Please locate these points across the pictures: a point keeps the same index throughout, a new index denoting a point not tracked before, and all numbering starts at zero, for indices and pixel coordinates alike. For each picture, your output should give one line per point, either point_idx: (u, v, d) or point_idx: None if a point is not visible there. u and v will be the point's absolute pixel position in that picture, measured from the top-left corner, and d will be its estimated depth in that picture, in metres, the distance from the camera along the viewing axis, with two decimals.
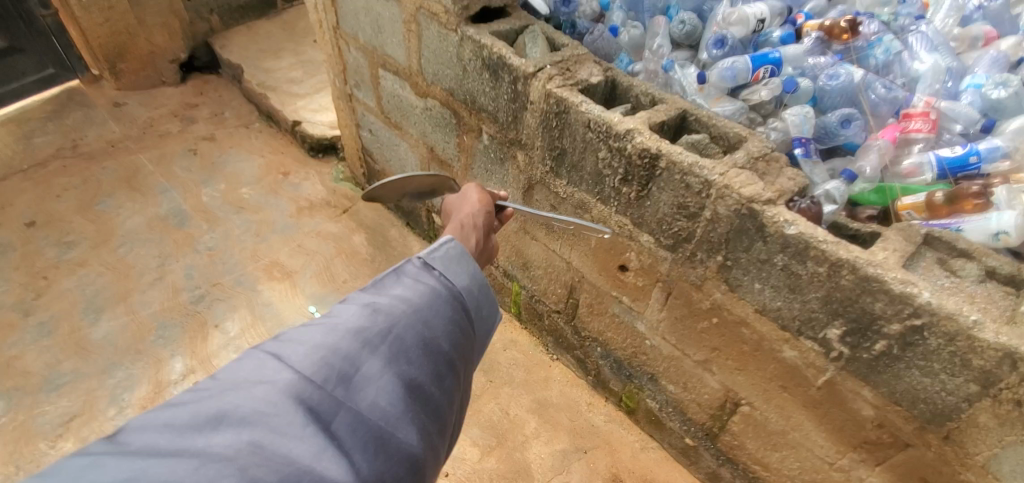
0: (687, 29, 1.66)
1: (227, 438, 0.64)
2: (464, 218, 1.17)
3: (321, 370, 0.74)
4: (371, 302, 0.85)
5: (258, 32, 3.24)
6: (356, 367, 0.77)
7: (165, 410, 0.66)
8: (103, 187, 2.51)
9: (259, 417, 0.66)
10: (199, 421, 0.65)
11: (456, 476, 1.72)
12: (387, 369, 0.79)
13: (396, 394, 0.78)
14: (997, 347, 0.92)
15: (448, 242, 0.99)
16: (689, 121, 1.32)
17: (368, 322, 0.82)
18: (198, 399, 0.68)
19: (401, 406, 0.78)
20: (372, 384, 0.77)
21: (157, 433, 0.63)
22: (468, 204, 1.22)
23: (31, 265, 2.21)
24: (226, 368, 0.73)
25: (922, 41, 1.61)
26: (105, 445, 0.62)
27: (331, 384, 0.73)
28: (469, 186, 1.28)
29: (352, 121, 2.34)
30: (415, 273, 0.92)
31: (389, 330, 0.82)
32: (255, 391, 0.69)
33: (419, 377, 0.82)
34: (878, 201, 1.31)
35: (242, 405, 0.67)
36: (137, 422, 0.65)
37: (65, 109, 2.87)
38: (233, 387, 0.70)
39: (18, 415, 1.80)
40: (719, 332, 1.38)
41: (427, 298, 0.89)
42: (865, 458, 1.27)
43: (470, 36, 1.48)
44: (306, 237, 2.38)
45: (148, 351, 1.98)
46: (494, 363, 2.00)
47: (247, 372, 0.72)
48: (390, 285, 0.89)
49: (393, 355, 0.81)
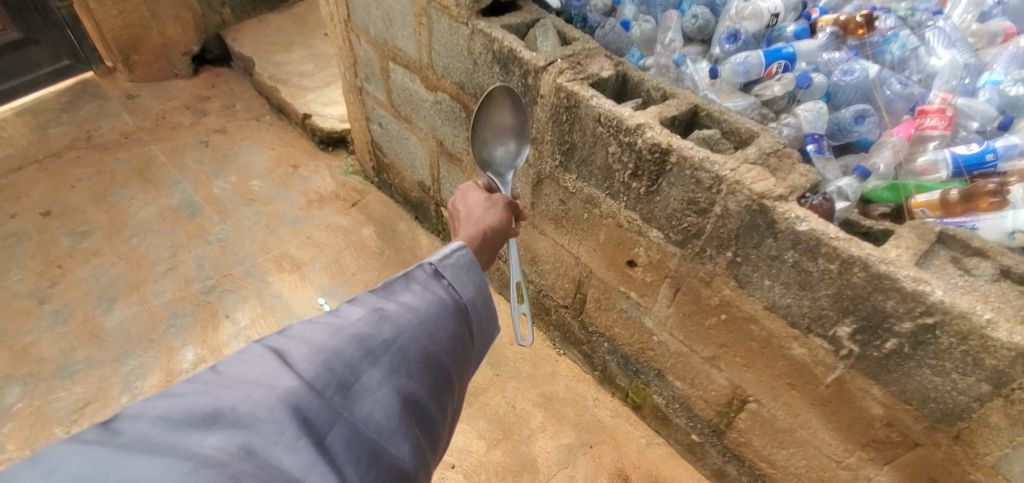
0: (699, 24, 1.65)
1: (220, 440, 0.64)
2: (486, 233, 1.14)
3: (322, 377, 0.74)
4: (378, 307, 0.86)
5: (270, 25, 3.25)
6: (356, 377, 0.77)
7: (163, 400, 0.68)
8: (117, 178, 2.54)
9: (254, 422, 0.67)
10: (195, 418, 0.66)
11: (461, 469, 1.73)
12: (387, 381, 0.79)
13: (393, 408, 0.78)
14: (1010, 346, 0.91)
15: (459, 249, 1.00)
16: (700, 116, 1.31)
17: (374, 329, 0.82)
18: (197, 392, 0.69)
19: (396, 421, 0.78)
20: (370, 395, 0.77)
21: (152, 425, 0.64)
22: (494, 216, 1.19)
23: (46, 254, 2.24)
24: (229, 362, 0.75)
25: (940, 36, 1.58)
26: (101, 433, 0.63)
27: (330, 392, 0.74)
28: (497, 195, 1.25)
29: (362, 114, 2.34)
30: (424, 281, 0.93)
31: (393, 339, 0.83)
32: (254, 392, 0.70)
33: (417, 390, 0.82)
34: (891, 199, 1.29)
35: (238, 406, 0.68)
36: (135, 410, 0.66)
37: (79, 100, 2.90)
38: (233, 384, 0.71)
39: (33, 401, 1.83)
40: (727, 328, 1.38)
41: (433, 307, 0.90)
42: (873, 457, 1.27)
43: (481, 29, 1.48)
44: (316, 229, 2.39)
45: (160, 340, 2.00)
46: (501, 357, 2.00)
47: (249, 371, 0.73)
48: (398, 291, 0.90)
49: (394, 366, 0.81)
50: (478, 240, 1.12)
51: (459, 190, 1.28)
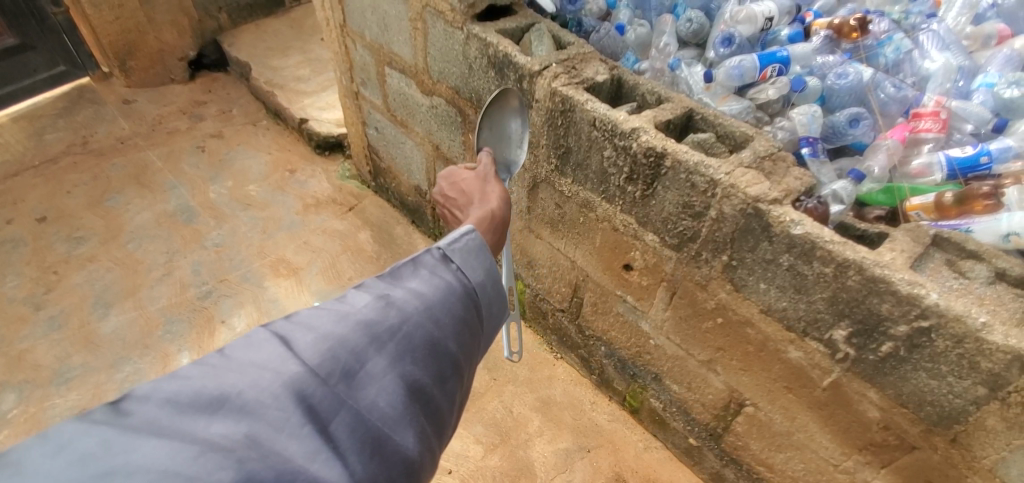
0: (694, 28, 1.64)
1: (227, 427, 0.64)
2: (496, 210, 1.17)
3: (326, 364, 0.74)
4: (385, 294, 0.85)
5: (266, 30, 3.26)
6: (361, 364, 0.77)
7: (170, 382, 0.67)
8: (113, 184, 2.54)
9: (260, 409, 0.67)
10: (202, 402, 0.65)
11: (459, 474, 1.72)
12: (391, 369, 0.79)
13: (397, 396, 0.78)
14: (1005, 350, 0.90)
15: (469, 233, 1.00)
16: (695, 120, 1.31)
17: (380, 315, 0.82)
18: (205, 375, 0.68)
19: (401, 409, 0.78)
20: (375, 382, 0.77)
21: (159, 408, 0.64)
22: (495, 195, 1.21)
23: (42, 260, 2.23)
24: (235, 345, 0.74)
25: (933, 39, 1.59)
26: (109, 413, 0.62)
27: (334, 380, 0.74)
28: (486, 171, 1.28)
29: (358, 118, 2.34)
30: (432, 266, 0.93)
31: (400, 326, 0.82)
32: (261, 377, 0.69)
33: (422, 377, 0.82)
34: (885, 202, 1.30)
35: (244, 392, 0.67)
36: (143, 391, 0.66)
37: (76, 106, 2.90)
38: (238, 368, 0.70)
39: (29, 408, 1.83)
40: (724, 332, 1.38)
41: (441, 293, 0.90)
42: (870, 461, 1.27)
43: (476, 34, 1.48)
44: (313, 234, 2.39)
45: (156, 345, 1.99)
46: (498, 361, 2.00)
47: (255, 355, 0.72)
48: (405, 277, 0.90)
49: (400, 353, 0.81)
50: (491, 220, 1.14)
51: (444, 176, 1.29)
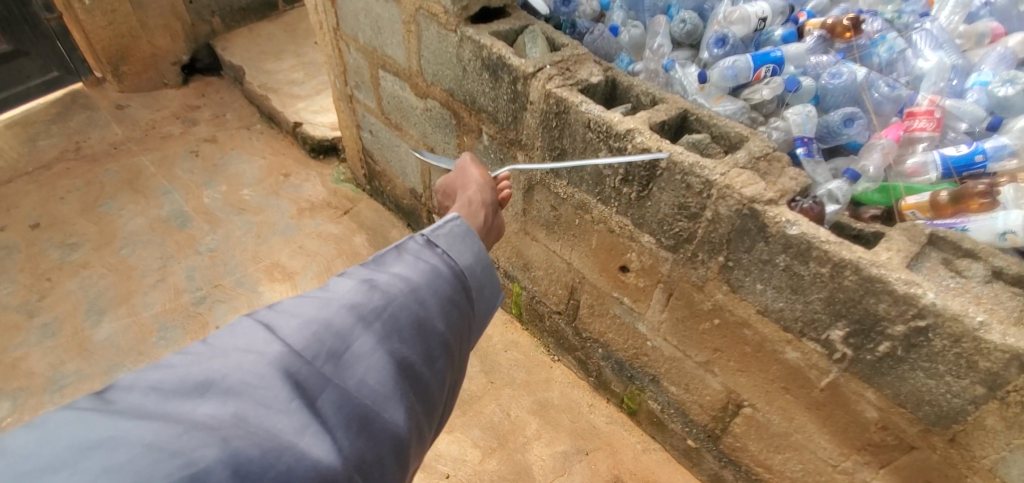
0: (688, 29, 1.65)
1: (213, 407, 0.65)
2: (473, 195, 1.17)
3: (311, 346, 0.75)
4: (368, 279, 0.86)
5: (260, 34, 3.25)
6: (347, 344, 0.77)
7: (155, 371, 0.68)
8: (106, 189, 2.52)
9: (244, 389, 0.67)
10: (187, 388, 0.66)
11: (456, 478, 1.71)
12: (379, 347, 0.80)
13: (386, 372, 0.79)
14: (1003, 349, 0.90)
15: (454, 220, 1.00)
16: (690, 121, 1.31)
17: (365, 298, 0.82)
18: (189, 362, 0.69)
19: (390, 385, 0.78)
20: (363, 361, 0.77)
21: (145, 395, 0.64)
22: (472, 181, 1.22)
23: (35, 267, 2.22)
24: (219, 334, 0.75)
25: (927, 38, 1.59)
26: (95, 401, 0.63)
27: (320, 360, 0.74)
28: (464, 160, 1.28)
29: (352, 122, 2.33)
30: (416, 251, 0.93)
31: (384, 307, 0.83)
32: (245, 360, 0.70)
33: (410, 356, 0.83)
34: (882, 201, 1.29)
35: (229, 375, 0.68)
36: (129, 381, 0.67)
37: (68, 111, 2.88)
38: (222, 353, 0.71)
39: (23, 416, 1.81)
40: (721, 333, 1.37)
41: (427, 277, 0.90)
42: (868, 461, 1.26)
43: (469, 36, 1.47)
44: (307, 238, 2.38)
45: (150, 352, 1.98)
46: (495, 364, 1.99)
47: (239, 340, 0.73)
48: (389, 263, 0.90)
49: (386, 332, 0.81)
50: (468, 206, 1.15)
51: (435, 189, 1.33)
